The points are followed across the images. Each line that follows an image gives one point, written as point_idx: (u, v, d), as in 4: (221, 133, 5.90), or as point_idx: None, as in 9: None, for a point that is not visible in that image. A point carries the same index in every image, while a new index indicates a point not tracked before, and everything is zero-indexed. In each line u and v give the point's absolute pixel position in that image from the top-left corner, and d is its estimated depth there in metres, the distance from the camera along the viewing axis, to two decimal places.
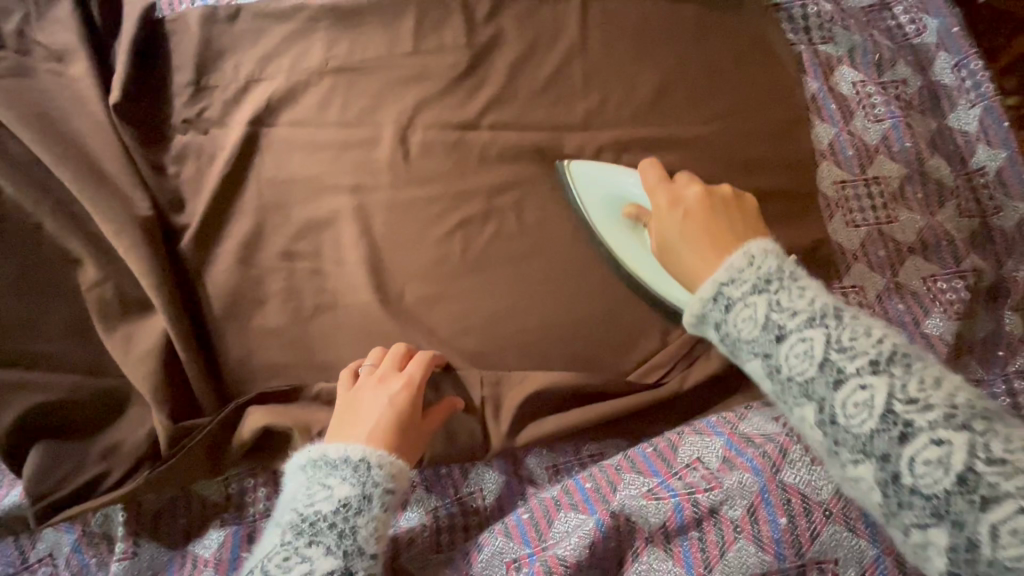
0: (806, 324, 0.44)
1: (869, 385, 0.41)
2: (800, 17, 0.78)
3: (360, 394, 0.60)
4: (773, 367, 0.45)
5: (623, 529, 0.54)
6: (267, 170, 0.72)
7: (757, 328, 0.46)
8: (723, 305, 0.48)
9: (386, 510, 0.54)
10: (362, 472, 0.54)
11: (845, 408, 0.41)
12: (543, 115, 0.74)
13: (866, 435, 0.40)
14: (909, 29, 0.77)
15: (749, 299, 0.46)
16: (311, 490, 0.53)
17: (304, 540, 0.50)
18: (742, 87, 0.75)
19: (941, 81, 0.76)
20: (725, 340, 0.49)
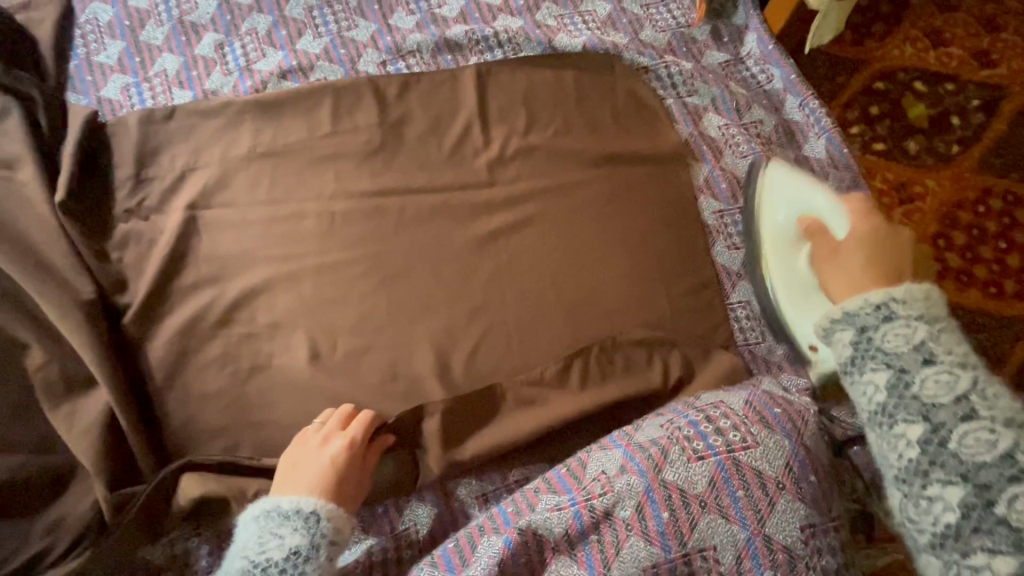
0: (956, 362, 0.51)
1: (996, 432, 0.48)
2: (666, 75, 0.90)
3: (306, 452, 0.64)
4: (904, 382, 0.52)
5: (531, 543, 0.58)
6: (203, 248, 0.79)
7: (908, 347, 0.53)
8: (883, 315, 0.54)
9: (332, 559, 0.58)
10: (313, 524, 0.59)
11: (966, 439, 0.49)
12: (451, 177, 0.84)
13: (948, 430, 0.50)
14: (760, 77, 0.90)
15: (913, 321, 0.53)
16: (263, 539, 0.58)
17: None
18: (623, 140, 0.86)
19: (792, 119, 0.88)
20: (862, 343, 0.54)
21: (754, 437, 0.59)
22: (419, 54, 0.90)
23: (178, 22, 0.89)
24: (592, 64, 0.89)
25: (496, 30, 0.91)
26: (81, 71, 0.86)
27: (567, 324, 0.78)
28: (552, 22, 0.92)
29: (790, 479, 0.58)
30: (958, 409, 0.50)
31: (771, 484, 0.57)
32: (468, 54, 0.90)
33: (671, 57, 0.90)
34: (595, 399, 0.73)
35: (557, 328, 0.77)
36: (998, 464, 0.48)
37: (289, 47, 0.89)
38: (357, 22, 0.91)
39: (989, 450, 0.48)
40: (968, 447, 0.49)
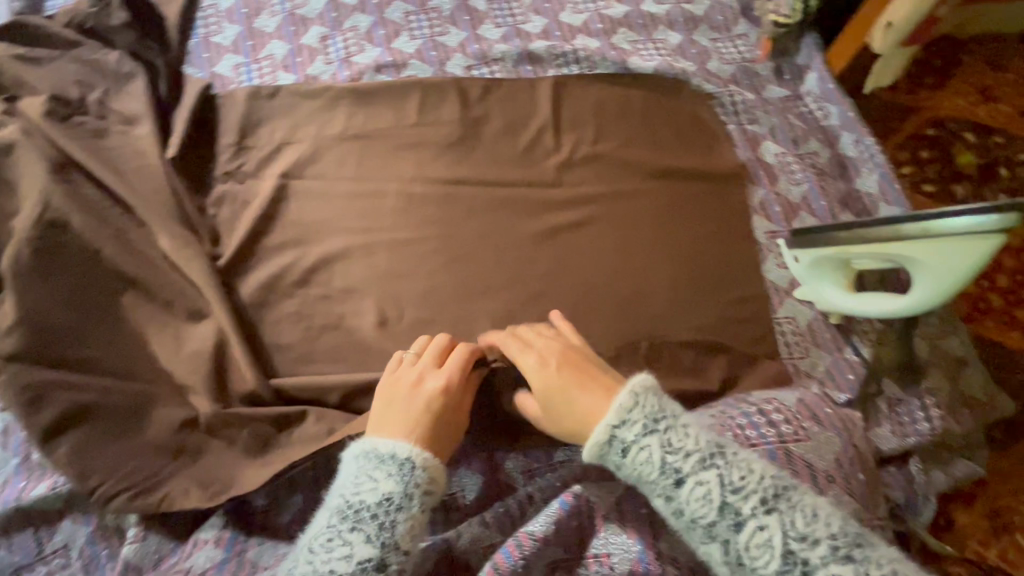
0: (698, 465, 0.49)
1: (765, 525, 0.47)
2: (729, 103, 0.96)
3: (402, 388, 0.64)
4: (675, 508, 0.50)
5: (584, 508, 0.59)
6: (288, 214, 0.85)
7: (655, 471, 0.50)
8: (620, 448, 0.52)
9: (423, 511, 0.57)
10: (407, 473, 0.57)
11: (749, 548, 0.47)
12: (522, 174, 0.90)
13: (735, 545, 0.48)
14: (817, 113, 0.96)
15: (642, 441, 0.51)
16: (359, 480, 0.57)
17: (344, 527, 0.54)
18: (683, 157, 0.91)
19: (846, 154, 0.93)
20: (625, 474, 0.53)
21: (805, 432, 0.62)
22: (502, 62, 0.97)
23: (290, 14, 0.98)
24: (660, 86, 0.95)
25: (575, 47, 0.98)
26: (200, 48, 0.96)
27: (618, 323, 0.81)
28: (626, 46, 0.99)
29: (840, 474, 0.61)
30: (728, 518, 0.48)
31: (821, 476, 0.59)
32: (547, 67, 0.98)
33: (734, 87, 0.97)
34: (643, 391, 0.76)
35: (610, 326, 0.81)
36: (784, 567, 0.46)
37: (386, 45, 0.97)
38: (449, 29, 0.99)
39: (771, 551, 0.46)
40: (759, 558, 0.47)
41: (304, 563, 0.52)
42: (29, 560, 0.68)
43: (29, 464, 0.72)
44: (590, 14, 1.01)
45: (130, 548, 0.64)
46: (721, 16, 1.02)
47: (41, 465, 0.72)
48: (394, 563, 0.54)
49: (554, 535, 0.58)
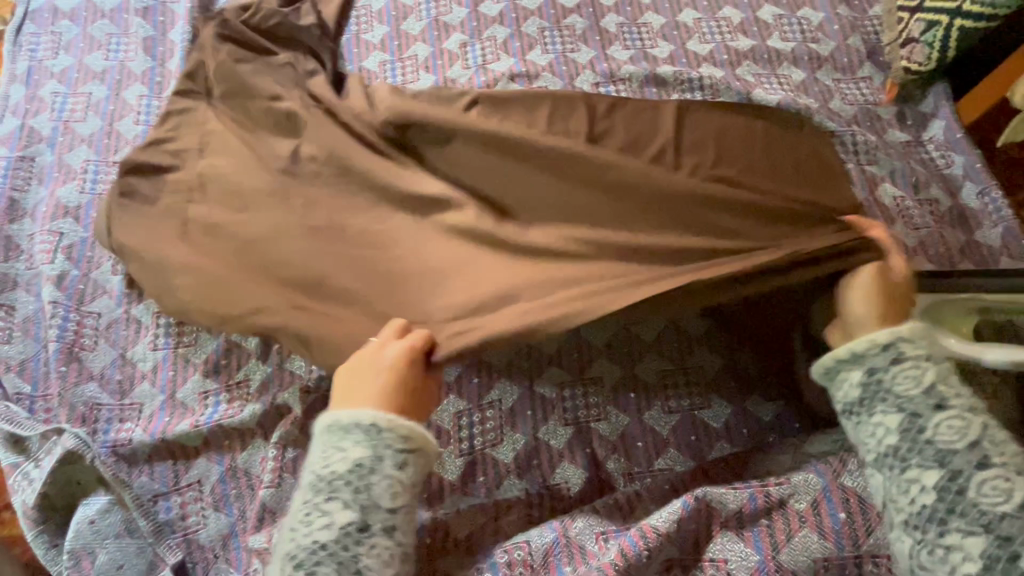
0: (966, 409, 0.54)
1: (1010, 479, 0.50)
2: (850, 142, 0.97)
3: (367, 357, 0.60)
4: (917, 425, 0.54)
5: (703, 512, 0.61)
6: None
7: (918, 391, 0.55)
8: (890, 356, 0.56)
9: (399, 469, 0.55)
10: (374, 436, 0.55)
11: (983, 486, 0.50)
12: None
13: (965, 478, 0.50)
14: (939, 161, 0.96)
15: (918, 362, 0.56)
16: (326, 452, 0.56)
17: (320, 498, 0.54)
18: (805, 185, 0.91)
19: (968, 204, 0.93)
20: (871, 383, 0.56)
21: None
22: (629, 83, 1.02)
23: (434, 20, 1.06)
24: (784, 118, 0.96)
25: (701, 74, 1.02)
26: (351, 44, 1.04)
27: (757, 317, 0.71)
28: (750, 79, 1.02)
29: None
30: (972, 455, 0.51)
31: None
32: (671, 91, 1.02)
33: (856, 127, 0.98)
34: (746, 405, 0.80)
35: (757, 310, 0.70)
36: (1018, 515, 0.48)
37: (521, 57, 1.03)
38: (580, 47, 1.04)
39: (1007, 499, 0.49)
40: (986, 496, 0.49)
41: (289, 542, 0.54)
42: (166, 489, 0.75)
43: (173, 401, 0.79)
44: (716, 45, 1.05)
45: (266, 493, 0.72)
46: (846, 58, 1.04)
47: (186, 404, 0.79)
48: (376, 522, 0.54)
49: (674, 533, 0.60)
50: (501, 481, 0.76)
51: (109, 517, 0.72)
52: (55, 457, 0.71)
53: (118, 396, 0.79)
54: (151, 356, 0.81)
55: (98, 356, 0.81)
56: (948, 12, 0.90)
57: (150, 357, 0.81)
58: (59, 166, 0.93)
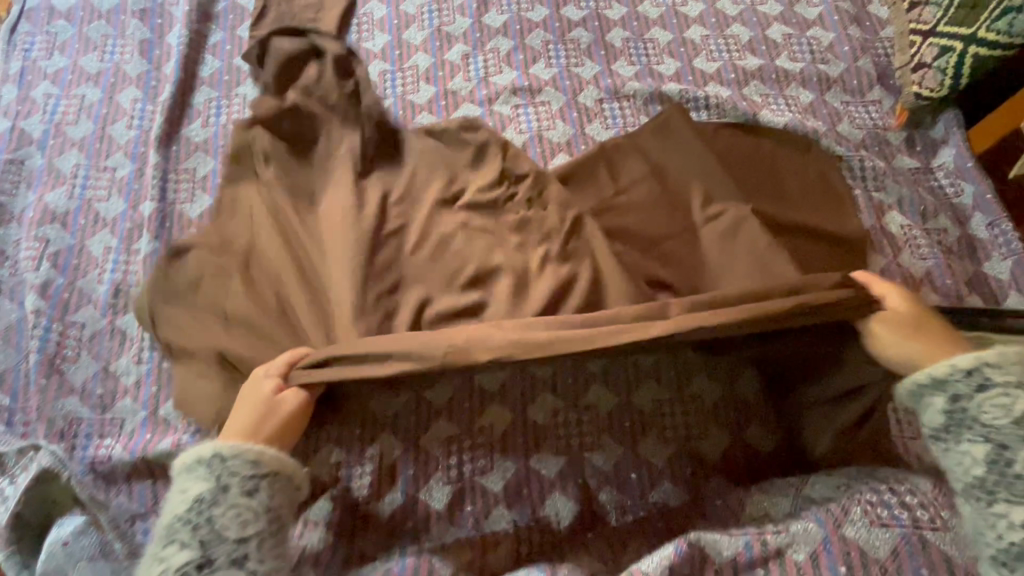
0: None
1: None
2: (858, 168, 0.95)
3: (240, 395, 0.63)
4: (1007, 459, 0.54)
5: (695, 557, 0.58)
6: None
7: (1007, 421, 0.54)
8: (975, 383, 0.56)
9: (243, 493, 0.56)
10: (216, 466, 0.57)
11: None
12: (640, 209, 0.88)
13: None
14: (948, 190, 0.94)
15: (1009, 391, 0.55)
16: (174, 499, 0.57)
17: (161, 543, 0.55)
18: (807, 213, 0.89)
19: (977, 235, 0.91)
20: (956, 413, 0.56)
21: (944, 522, 0.59)
22: (633, 100, 0.99)
23: (437, 30, 1.03)
24: (792, 142, 0.94)
25: (707, 94, 1.00)
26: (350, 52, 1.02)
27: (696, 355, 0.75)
28: (757, 99, 1.00)
29: None
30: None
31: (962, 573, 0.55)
32: None
33: (865, 152, 0.96)
34: (744, 439, 0.78)
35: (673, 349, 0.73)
36: None
37: (524, 70, 1.01)
38: (584, 62, 1.02)
39: None
40: None
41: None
42: (144, 509, 0.73)
43: (156, 418, 0.77)
44: (723, 63, 1.03)
45: None
46: (856, 81, 1.01)
47: (169, 422, 0.76)
48: (221, 555, 0.54)
49: None
50: (490, 511, 0.73)
51: (83, 539, 0.67)
52: (31, 475, 0.69)
53: (99, 411, 0.77)
54: (135, 370, 0.79)
55: (80, 368, 0.79)
56: (962, 38, 0.88)
57: (133, 371, 0.79)
58: (49, 170, 0.91)
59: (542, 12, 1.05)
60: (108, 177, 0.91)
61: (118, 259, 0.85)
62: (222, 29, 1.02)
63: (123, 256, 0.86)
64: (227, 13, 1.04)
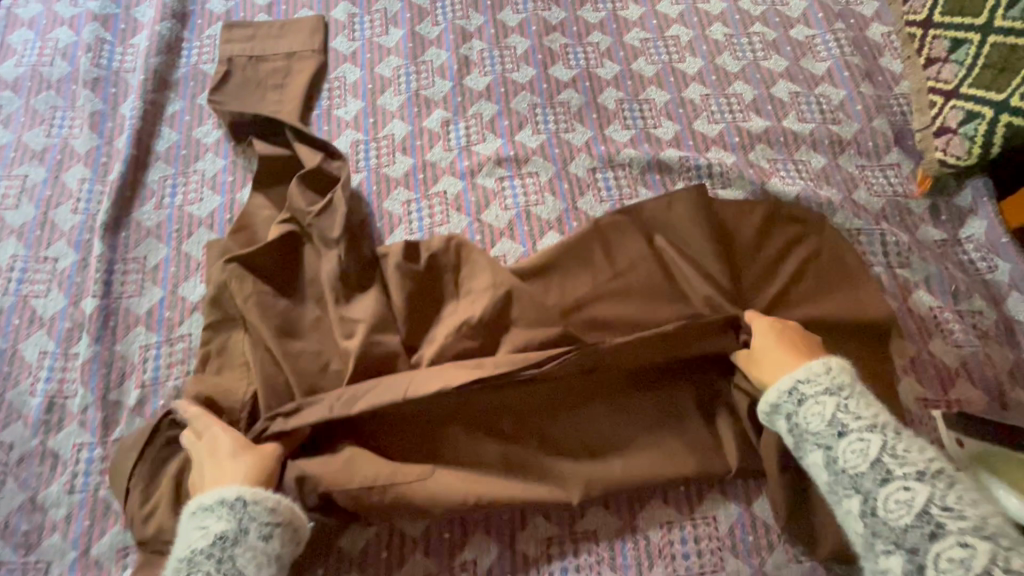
0: (866, 428, 0.59)
1: (911, 488, 0.55)
2: (879, 243, 0.86)
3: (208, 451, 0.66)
4: (831, 458, 0.59)
5: None
6: None
7: (824, 423, 0.60)
8: (796, 399, 0.63)
9: (264, 539, 0.59)
10: (239, 509, 0.59)
11: (888, 503, 0.55)
12: (637, 296, 0.79)
13: (875, 498, 0.56)
14: (980, 265, 0.85)
15: (819, 398, 0.61)
16: (189, 533, 0.59)
17: (182, 574, 0.57)
18: (824, 302, 0.79)
19: (1016, 317, 0.81)
20: (793, 430, 0.62)
21: None
22: (629, 169, 0.91)
23: (414, 95, 0.95)
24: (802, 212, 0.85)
25: (710, 160, 0.91)
26: (320, 120, 0.94)
27: (683, 445, 0.72)
28: (765, 165, 0.92)
29: None
30: (877, 474, 0.56)
31: None
32: (676, 178, 0.91)
33: (886, 224, 0.87)
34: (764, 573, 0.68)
35: (648, 427, 0.73)
36: (918, 522, 0.53)
37: (509, 137, 0.93)
38: (575, 127, 0.94)
39: (908, 509, 0.54)
40: (893, 511, 0.54)
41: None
42: None
43: (87, 560, 0.67)
44: (726, 125, 0.95)
45: None
46: (872, 142, 0.93)
47: (105, 566, 0.67)
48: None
49: None
50: None
51: None
52: None
53: (22, 552, 0.67)
54: (66, 501, 0.69)
55: (4, 500, 0.69)
56: (993, 105, 0.81)
57: (65, 502, 0.69)
58: None
59: (528, 72, 0.98)
60: (47, 270, 0.82)
61: (54, 365, 0.76)
62: (181, 98, 0.94)
63: (60, 362, 0.76)
64: (187, 80, 0.96)
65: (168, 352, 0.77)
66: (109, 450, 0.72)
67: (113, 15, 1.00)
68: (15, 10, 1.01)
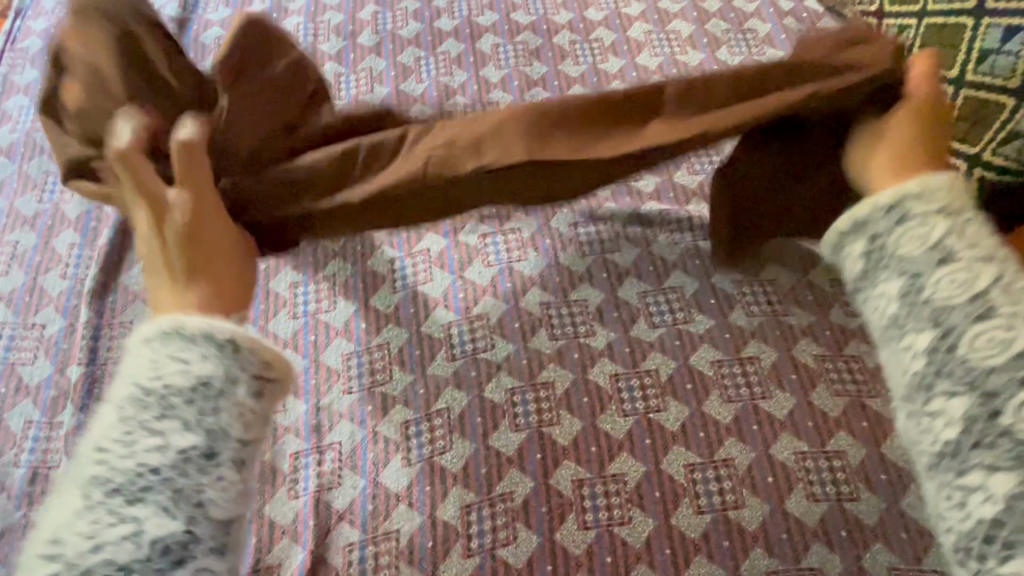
0: (972, 261, 0.53)
1: (1011, 330, 0.50)
2: None
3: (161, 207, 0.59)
4: (914, 291, 0.54)
5: None
6: (373, 383, 0.81)
7: (921, 248, 0.54)
8: (894, 217, 0.56)
9: (251, 397, 0.53)
10: (226, 357, 0.53)
11: (980, 343, 0.50)
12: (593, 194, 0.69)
13: (958, 336, 0.51)
14: None
15: (924, 219, 0.55)
16: (158, 364, 0.53)
17: (153, 416, 0.51)
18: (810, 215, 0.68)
19: None
20: (874, 252, 0.57)
21: None
22: (611, 222, 0.92)
23: None
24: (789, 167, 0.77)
25: (690, 214, 0.92)
26: None
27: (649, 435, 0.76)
28: None
29: None
30: (974, 308, 0.51)
31: None
32: (657, 231, 0.91)
33: None
34: None
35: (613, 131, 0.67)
36: (1011, 368, 0.49)
37: None
38: None
39: (1003, 351, 0.49)
40: (979, 352, 0.50)
41: (102, 454, 0.50)
42: None
43: None
44: (706, 176, 0.96)
45: None
46: None
47: None
48: (226, 452, 0.51)
49: None
50: None
51: None
52: None
53: None
54: None
55: None
56: (968, 159, 0.80)
57: None
58: None
59: None
60: (35, 336, 0.83)
61: (38, 435, 0.76)
62: None
63: (45, 431, 0.77)
64: None
65: None
66: None
67: None
68: (11, 77, 1.04)
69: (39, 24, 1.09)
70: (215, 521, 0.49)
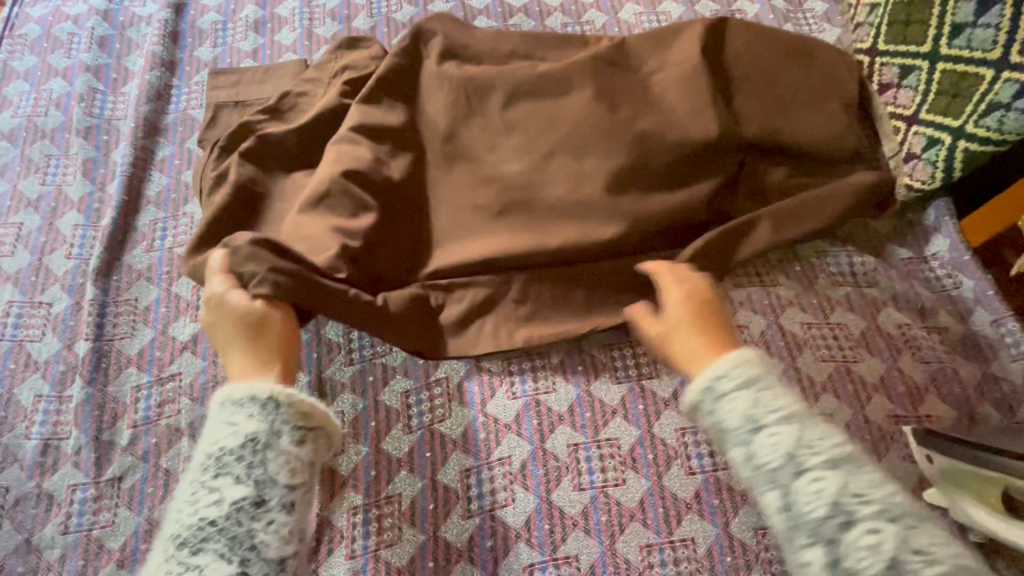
0: (778, 420, 0.55)
1: (827, 476, 0.52)
2: (846, 263, 0.88)
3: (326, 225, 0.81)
4: (755, 454, 0.55)
5: None
6: (375, 353, 0.83)
7: (741, 418, 0.57)
8: (717, 392, 0.59)
9: (295, 445, 0.54)
10: (270, 412, 0.55)
11: (804, 489, 0.53)
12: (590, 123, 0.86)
13: (787, 485, 0.53)
14: (946, 281, 0.87)
15: (737, 391, 0.58)
16: (218, 430, 0.55)
17: (211, 476, 0.52)
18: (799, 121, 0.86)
19: (981, 331, 0.84)
20: (717, 425, 0.58)
21: None
22: None
23: None
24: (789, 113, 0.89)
25: None
26: None
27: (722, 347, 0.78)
28: None
29: None
30: (792, 465, 0.54)
31: None
32: None
33: (853, 246, 0.90)
34: None
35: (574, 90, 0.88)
36: (832, 513, 0.51)
37: None
38: None
39: (821, 497, 0.52)
40: (802, 495, 0.52)
41: (175, 521, 0.51)
42: None
43: None
44: None
45: None
46: None
47: None
48: (274, 498, 0.51)
49: None
50: None
51: None
52: None
53: None
54: (60, 541, 0.71)
55: (0, 542, 0.71)
56: (951, 131, 0.84)
57: (58, 543, 0.71)
58: None
59: None
60: (43, 313, 0.85)
61: (49, 409, 0.78)
62: (171, 142, 0.98)
63: (55, 405, 0.79)
64: (176, 125, 1.00)
65: (158, 392, 0.80)
66: (103, 490, 0.74)
67: (105, 66, 1.05)
68: (11, 63, 1.05)
69: (37, 12, 1.10)
70: (269, 563, 0.49)
